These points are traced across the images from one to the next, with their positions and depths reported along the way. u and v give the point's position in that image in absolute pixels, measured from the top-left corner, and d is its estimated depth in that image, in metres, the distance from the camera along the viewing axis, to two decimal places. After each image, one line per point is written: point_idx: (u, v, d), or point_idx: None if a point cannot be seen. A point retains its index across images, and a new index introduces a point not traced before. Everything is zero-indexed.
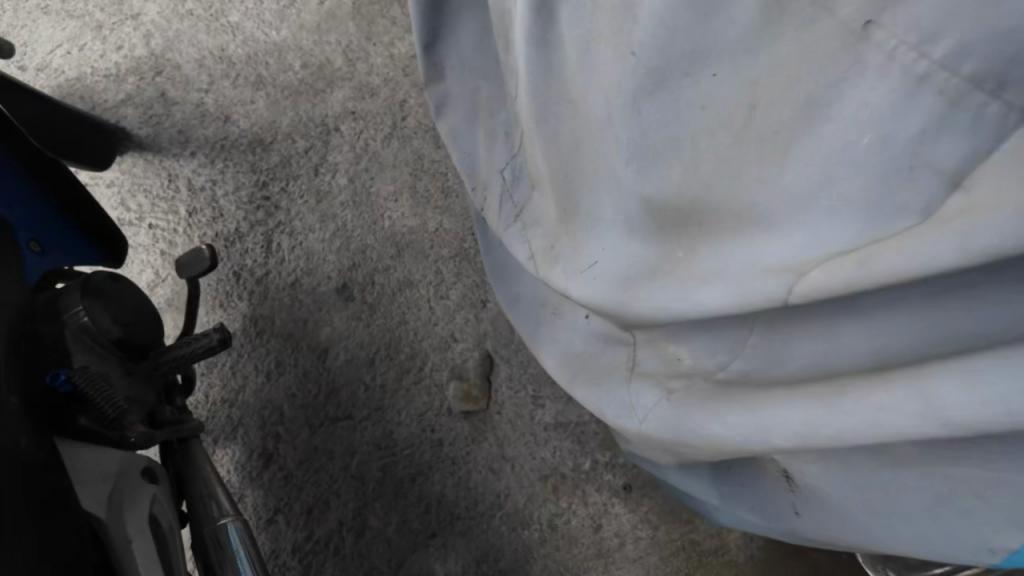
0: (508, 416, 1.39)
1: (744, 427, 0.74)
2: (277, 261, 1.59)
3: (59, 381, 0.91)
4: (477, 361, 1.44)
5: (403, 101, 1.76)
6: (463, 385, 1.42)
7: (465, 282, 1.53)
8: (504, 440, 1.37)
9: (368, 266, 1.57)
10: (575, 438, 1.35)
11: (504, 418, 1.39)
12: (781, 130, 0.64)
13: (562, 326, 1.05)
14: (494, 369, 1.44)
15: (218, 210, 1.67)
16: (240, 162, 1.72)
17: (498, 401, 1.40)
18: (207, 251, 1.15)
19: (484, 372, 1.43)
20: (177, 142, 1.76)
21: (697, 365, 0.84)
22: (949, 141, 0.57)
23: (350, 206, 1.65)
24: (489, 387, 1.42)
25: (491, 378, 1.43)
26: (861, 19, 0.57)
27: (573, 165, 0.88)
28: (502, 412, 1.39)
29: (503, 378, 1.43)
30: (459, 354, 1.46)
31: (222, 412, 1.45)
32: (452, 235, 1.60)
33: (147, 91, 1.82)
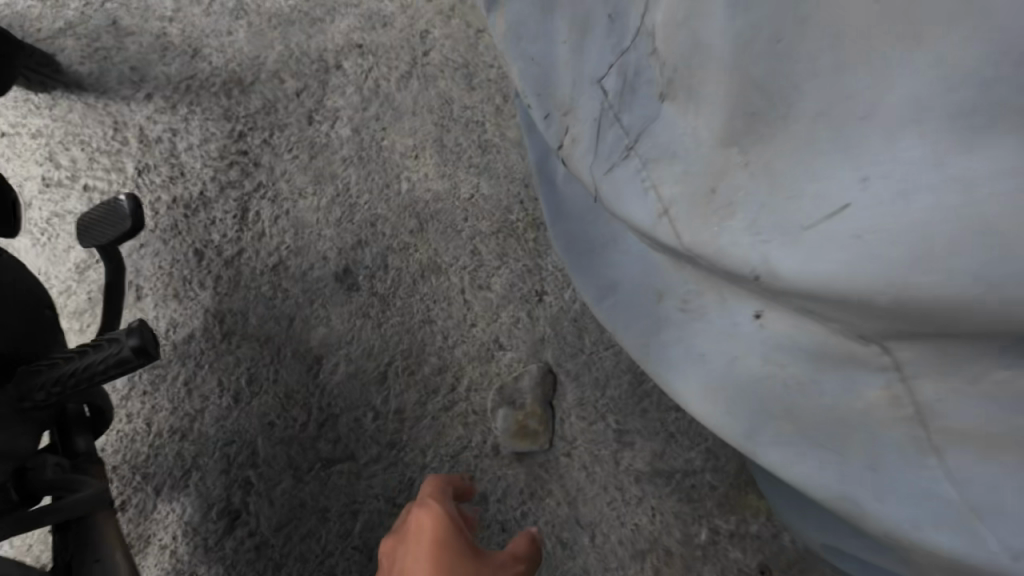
0: (582, 462, 0.98)
1: None
2: (252, 234, 1.16)
3: None
4: (535, 380, 1.03)
5: (425, 31, 1.30)
6: (514, 415, 1.01)
7: (514, 268, 1.11)
8: (578, 496, 0.97)
9: (379, 245, 1.14)
10: (682, 496, 0.95)
11: (578, 468, 0.98)
12: None
13: (710, 328, 0.63)
14: (559, 391, 1.03)
15: (178, 167, 1.24)
16: (209, 107, 1.29)
17: (566, 438, 1.00)
18: (121, 199, 0.74)
19: (546, 396, 1.02)
20: (129, 83, 1.32)
21: None
22: None
23: (355, 163, 1.22)
24: (554, 418, 1.01)
25: (555, 405, 1.02)
26: None
27: (798, 21, 0.43)
28: (571, 454, 0.99)
29: (573, 404, 1.01)
30: (509, 369, 1.04)
31: (170, 447, 1.02)
32: (495, 205, 1.17)
33: (91, 15, 1.36)
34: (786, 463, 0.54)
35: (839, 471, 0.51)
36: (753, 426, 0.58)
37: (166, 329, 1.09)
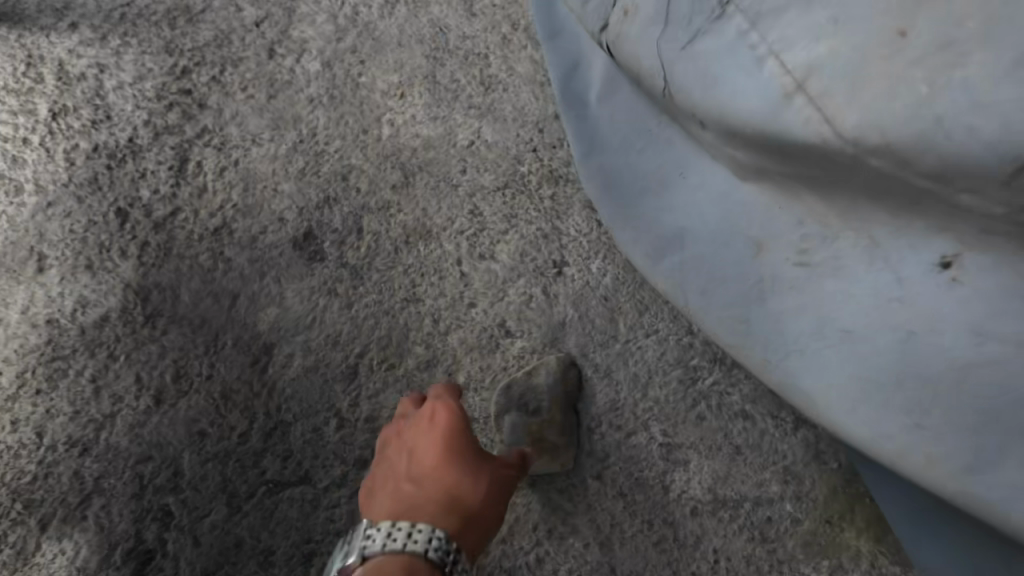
0: (617, 488, 0.74)
1: None
2: (191, 190, 0.91)
3: None
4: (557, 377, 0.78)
5: None
6: (526, 423, 0.77)
7: (526, 232, 0.86)
8: (613, 531, 0.73)
9: (352, 204, 0.88)
10: (752, 532, 0.73)
11: (614, 497, 0.74)
12: None
13: (845, 290, 0.52)
14: (584, 393, 0.78)
15: (104, 112, 0.97)
16: (150, 41, 1.01)
17: (598, 452, 0.76)
18: None
19: (567, 397, 0.77)
20: (50, 9, 1.02)
21: None
22: None
23: (325, 104, 0.97)
24: (581, 431, 0.77)
25: (580, 410, 0.77)
26: None
27: None
28: (600, 472, 0.75)
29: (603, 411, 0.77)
30: (519, 364, 0.79)
31: (66, 465, 0.76)
32: (503, 155, 0.92)
33: None
34: (927, 455, 0.48)
35: (999, 451, 0.46)
36: (901, 414, 0.49)
37: (73, 309, 0.83)
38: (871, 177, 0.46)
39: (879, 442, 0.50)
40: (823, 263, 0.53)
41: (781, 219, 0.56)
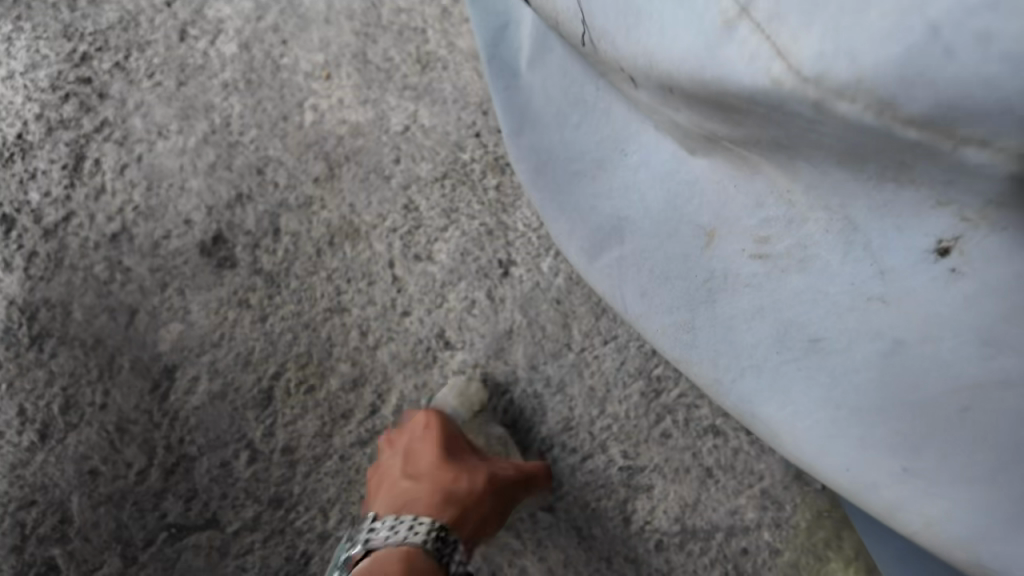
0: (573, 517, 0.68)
1: None
2: (88, 191, 0.80)
3: None
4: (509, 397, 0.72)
5: None
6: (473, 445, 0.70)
7: (468, 229, 0.76)
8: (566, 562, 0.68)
9: (270, 204, 0.78)
10: (718, 566, 0.67)
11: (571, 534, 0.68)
12: None
13: (821, 292, 0.40)
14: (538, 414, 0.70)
15: None
16: (42, 21, 0.88)
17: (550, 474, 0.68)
18: None
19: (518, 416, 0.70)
20: None
21: None
22: None
23: (240, 90, 0.85)
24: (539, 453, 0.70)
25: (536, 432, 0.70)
26: None
27: None
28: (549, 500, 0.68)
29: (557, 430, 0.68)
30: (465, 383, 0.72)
31: None
32: (441, 142, 0.81)
33: None
34: (919, 509, 0.40)
35: (990, 504, 0.39)
36: (886, 460, 0.40)
37: None
38: (847, 139, 0.32)
39: (860, 491, 0.42)
40: (788, 255, 0.41)
41: (734, 199, 0.42)
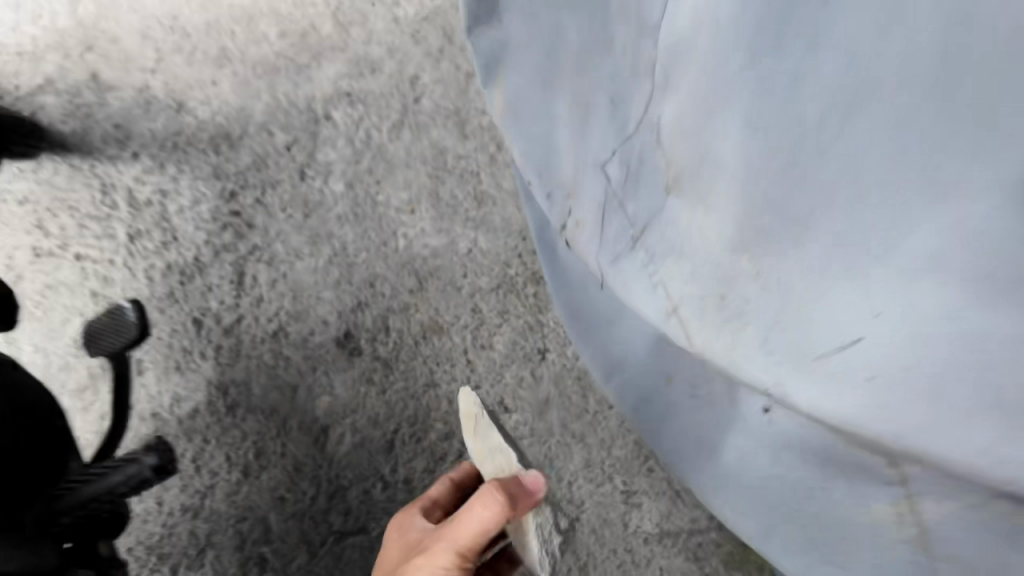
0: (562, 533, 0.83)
1: None
2: (251, 300, 1.14)
3: None
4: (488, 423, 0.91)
5: (415, 77, 1.24)
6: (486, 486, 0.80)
7: (515, 325, 1.12)
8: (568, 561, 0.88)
9: (380, 308, 1.14)
10: (686, 553, 1.05)
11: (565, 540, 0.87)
12: None
13: (719, 428, 0.64)
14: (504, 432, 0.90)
15: (170, 232, 1.22)
16: (198, 165, 1.23)
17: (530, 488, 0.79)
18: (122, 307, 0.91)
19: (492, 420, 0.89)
20: (111, 140, 1.23)
21: None
22: None
23: (350, 222, 1.19)
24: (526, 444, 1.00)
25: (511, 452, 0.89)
26: None
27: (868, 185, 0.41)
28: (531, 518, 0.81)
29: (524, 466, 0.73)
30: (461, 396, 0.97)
31: (184, 526, 1.06)
32: (495, 261, 1.16)
33: (26, 42, 1.22)
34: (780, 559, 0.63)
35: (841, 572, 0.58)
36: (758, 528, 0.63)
37: (170, 403, 1.09)
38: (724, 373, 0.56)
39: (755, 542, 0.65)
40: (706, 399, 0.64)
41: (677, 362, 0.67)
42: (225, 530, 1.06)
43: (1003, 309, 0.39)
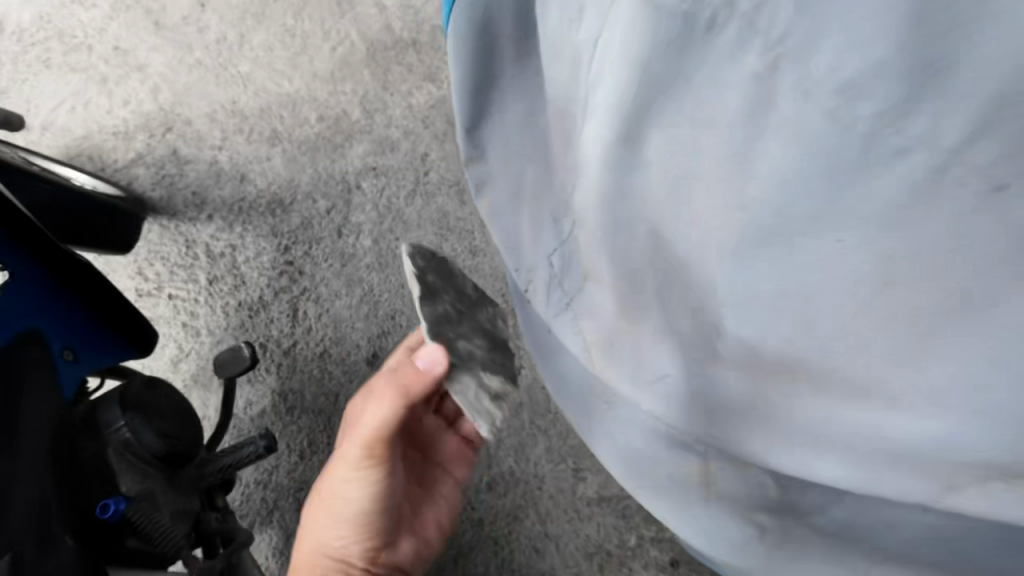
0: (484, 334, 0.93)
1: None
2: (303, 330, 1.56)
3: (110, 510, 0.93)
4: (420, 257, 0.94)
5: (425, 155, 1.66)
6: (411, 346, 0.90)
7: None
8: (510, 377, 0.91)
9: (399, 334, 1.53)
10: (619, 513, 1.34)
11: (497, 352, 0.93)
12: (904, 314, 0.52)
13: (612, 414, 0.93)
14: (437, 282, 0.92)
15: (240, 277, 1.62)
16: (259, 225, 1.65)
17: (449, 303, 0.91)
18: (246, 350, 1.26)
19: (428, 263, 0.94)
20: (192, 205, 1.69)
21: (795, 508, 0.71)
22: None
23: (376, 269, 1.58)
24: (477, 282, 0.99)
25: (440, 276, 0.94)
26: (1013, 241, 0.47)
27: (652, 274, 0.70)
28: (449, 312, 0.90)
29: (442, 303, 0.90)
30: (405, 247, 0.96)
31: (257, 494, 1.47)
32: None
33: (158, 148, 1.75)
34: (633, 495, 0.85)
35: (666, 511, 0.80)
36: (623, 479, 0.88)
37: (245, 405, 1.53)
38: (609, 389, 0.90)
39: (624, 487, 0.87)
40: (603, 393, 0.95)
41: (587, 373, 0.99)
42: (283, 494, 1.46)
43: (725, 362, 0.66)
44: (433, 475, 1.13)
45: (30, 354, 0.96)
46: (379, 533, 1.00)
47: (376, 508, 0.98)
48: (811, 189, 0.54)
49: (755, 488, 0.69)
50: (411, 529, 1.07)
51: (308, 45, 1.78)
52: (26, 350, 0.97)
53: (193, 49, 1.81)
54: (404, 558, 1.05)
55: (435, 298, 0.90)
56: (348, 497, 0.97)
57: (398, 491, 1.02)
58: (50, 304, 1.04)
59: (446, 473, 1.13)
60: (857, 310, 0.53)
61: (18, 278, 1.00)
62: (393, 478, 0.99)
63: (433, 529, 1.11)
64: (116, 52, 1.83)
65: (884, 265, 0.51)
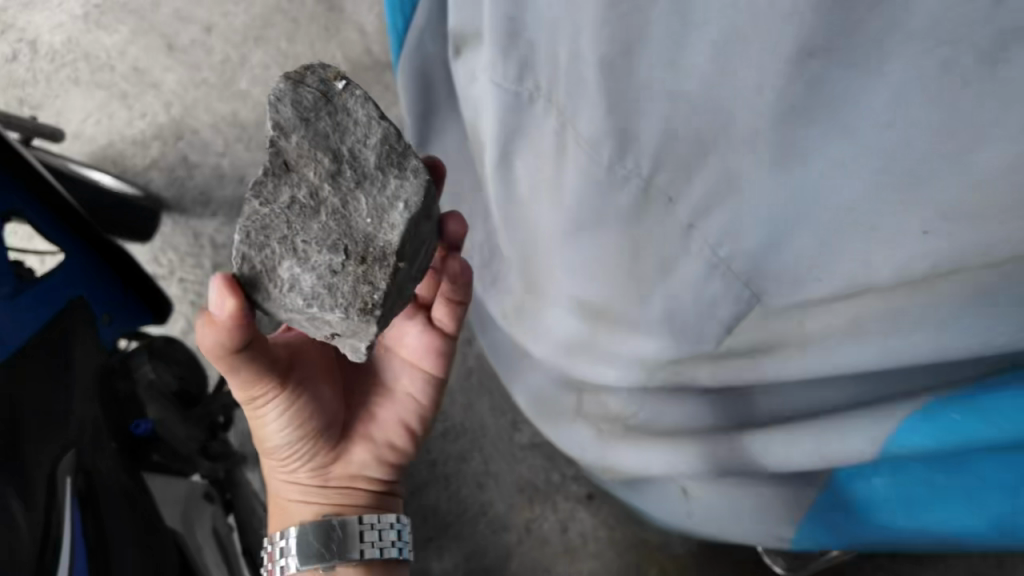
0: (333, 239, 0.83)
1: (659, 456, 1.15)
2: None
3: (142, 429, 1.20)
4: (293, 104, 0.84)
5: None
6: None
7: None
8: (351, 309, 0.81)
9: None
10: (547, 455, 1.61)
11: (357, 263, 0.82)
12: (638, 280, 1.13)
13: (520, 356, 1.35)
14: (308, 147, 0.84)
15: None
16: None
17: (306, 183, 0.83)
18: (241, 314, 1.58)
19: (302, 115, 0.84)
20: (199, 203, 2.00)
21: (620, 408, 1.22)
22: (726, 306, 1.06)
23: None
24: (389, 142, 0.86)
25: (313, 135, 0.84)
26: (685, 221, 1.05)
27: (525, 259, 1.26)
28: (300, 201, 0.83)
29: (291, 185, 0.83)
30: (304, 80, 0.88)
31: None
32: None
33: (170, 155, 2.07)
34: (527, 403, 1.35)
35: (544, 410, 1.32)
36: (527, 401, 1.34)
37: None
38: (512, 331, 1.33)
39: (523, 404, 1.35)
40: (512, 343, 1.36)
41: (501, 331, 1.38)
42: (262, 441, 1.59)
43: (568, 305, 1.21)
44: (391, 373, 1.10)
45: (78, 317, 1.22)
46: (317, 453, 1.04)
47: (293, 439, 1.01)
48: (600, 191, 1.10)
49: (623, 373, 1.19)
50: (364, 437, 1.08)
51: (299, 66, 2.12)
52: (74, 314, 1.22)
53: (200, 69, 2.13)
54: (367, 463, 1.09)
55: (290, 176, 0.83)
56: (264, 435, 1.02)
57: (325, 410, 1.03)
58: (96, 278, 1.33)
59: (407, 371, 1.08)
60: (604, 269, 1.15)
61: (73, 256, 1.30)
62: (298, 408, 0.99)
63: (396, 430, 1.10)
64: (134, 71, 2.14)
65: (633, 240, 1.11)
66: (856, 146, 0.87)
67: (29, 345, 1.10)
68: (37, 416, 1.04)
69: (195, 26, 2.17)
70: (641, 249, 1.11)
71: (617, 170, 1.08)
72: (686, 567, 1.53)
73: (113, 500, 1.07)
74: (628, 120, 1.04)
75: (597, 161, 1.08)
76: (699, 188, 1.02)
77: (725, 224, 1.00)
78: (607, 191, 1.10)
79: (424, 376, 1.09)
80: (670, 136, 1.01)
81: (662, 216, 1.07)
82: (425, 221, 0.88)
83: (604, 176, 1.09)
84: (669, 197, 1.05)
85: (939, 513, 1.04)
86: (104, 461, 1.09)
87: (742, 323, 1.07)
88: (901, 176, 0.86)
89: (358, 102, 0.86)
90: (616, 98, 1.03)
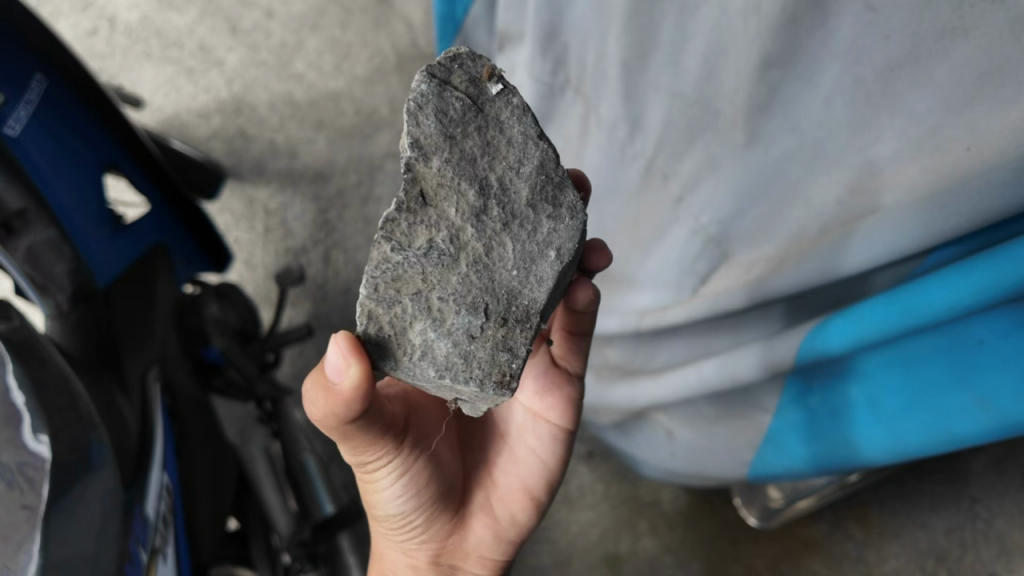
0: (471, 293, 0.77)
1: (642, 390, 1.30)
2: (332, 270, 2.05)
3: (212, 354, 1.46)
4: (436, 116, 0.76)
5: None
6: None
7: None
8: (488, 383, 0.75)
9: None
10: None
11: (498, 326, 0.76)
12: (637, 243, 1.32)
13: None
14: (450, 174, 0.77)
15: (288, 229, 2.11)
16: (304, 190, 2.15)
17: (444, 224, 0.77)
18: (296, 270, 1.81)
19: (446, 134, 0.77)
20: (254, 172, 2.18)
21: (616, 359, 1.41)
22: (704, 263, 1.22)
23: None
24: (540, 174, 0.80)
25: (455, 158, 0.77)
26: (677, 194, 1.24)
27: None
28: (440, 246, 0.76)
29: (428, 224, 0.76)
30: None
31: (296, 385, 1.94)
32: None
33: (229, 127, 2.24)
34: None
35: None
36: None
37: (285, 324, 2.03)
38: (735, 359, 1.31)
39: None
40: None
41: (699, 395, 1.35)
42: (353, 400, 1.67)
43: None
44: (515, 428, 1.05)
45: (161, 255, 1.43)
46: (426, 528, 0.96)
47: (406, 510, 0.93)
48: (614, 155, 1.31)
49: (615, 323, 1.32)
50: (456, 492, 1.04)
51: (350, 54, 2.31)
52: (160, 253, 1.43)
53: (260, 51, 2.33)
54: (484, 539, 1.02)
55: (429, 211, 0.76)
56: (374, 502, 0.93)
57: (442, 468, 0.97)
58: (174, 227, 1.53)
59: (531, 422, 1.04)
60: (610, 235, 1.36)
61: (155, 206, 1.50)
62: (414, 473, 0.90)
63: (512, 500, 1.02)
64: (201, 50, 2.34)
65: (644, 204, 1.30)
66: (800, 141, 1.06)
67: (122, 277, 1.31)
68: (128, 334, 1.24)
69: (258, 12, 2.38)
70: (642, 218, 1.31)
71: (627, 152, 1.30)
72: (674, 524, 1.67)
73: (183, 412, 1.29)
74: (641, 107, 1.25)
75: (615, 139, 1.30)
76: (688, 167, 1.21)
77: (705, 202, 1.20)
78: (619, 165, 1.31)
79: (551, 428, 1.03)
80: (665, 125, 1.22)
81: (665, 186, 1.26)
82: (571, 269, 0.83)
83: (618, 154, 1.31)
84: (665, 175, 1.25)
85: (896, 415, 1.06)
86: (179, 381, 1.32)
87: (716, 274, 1.20)
88: (834, 172, 1.03)
89: (512, 114, 0.80)
90: (631, 87, 1.24)
